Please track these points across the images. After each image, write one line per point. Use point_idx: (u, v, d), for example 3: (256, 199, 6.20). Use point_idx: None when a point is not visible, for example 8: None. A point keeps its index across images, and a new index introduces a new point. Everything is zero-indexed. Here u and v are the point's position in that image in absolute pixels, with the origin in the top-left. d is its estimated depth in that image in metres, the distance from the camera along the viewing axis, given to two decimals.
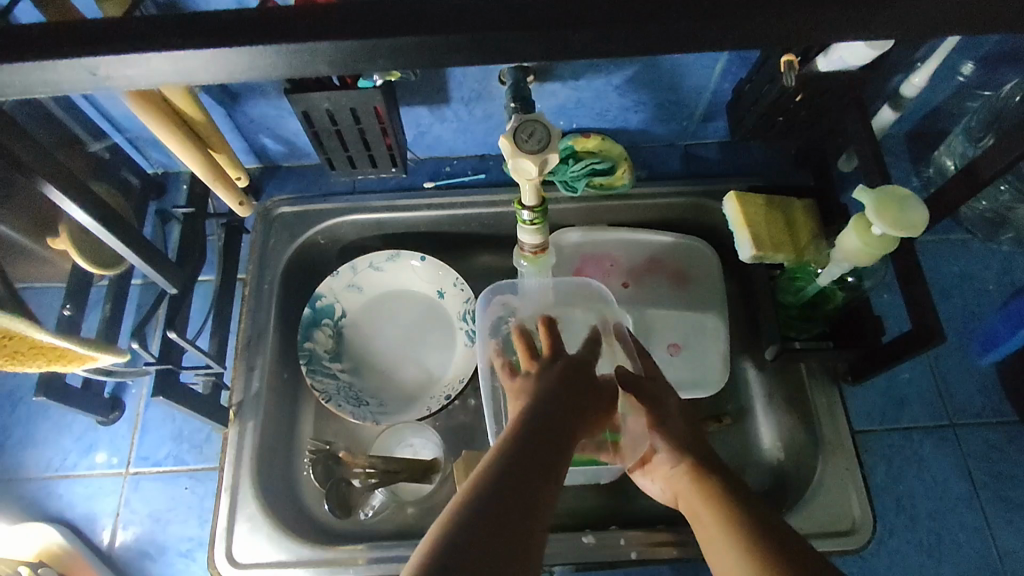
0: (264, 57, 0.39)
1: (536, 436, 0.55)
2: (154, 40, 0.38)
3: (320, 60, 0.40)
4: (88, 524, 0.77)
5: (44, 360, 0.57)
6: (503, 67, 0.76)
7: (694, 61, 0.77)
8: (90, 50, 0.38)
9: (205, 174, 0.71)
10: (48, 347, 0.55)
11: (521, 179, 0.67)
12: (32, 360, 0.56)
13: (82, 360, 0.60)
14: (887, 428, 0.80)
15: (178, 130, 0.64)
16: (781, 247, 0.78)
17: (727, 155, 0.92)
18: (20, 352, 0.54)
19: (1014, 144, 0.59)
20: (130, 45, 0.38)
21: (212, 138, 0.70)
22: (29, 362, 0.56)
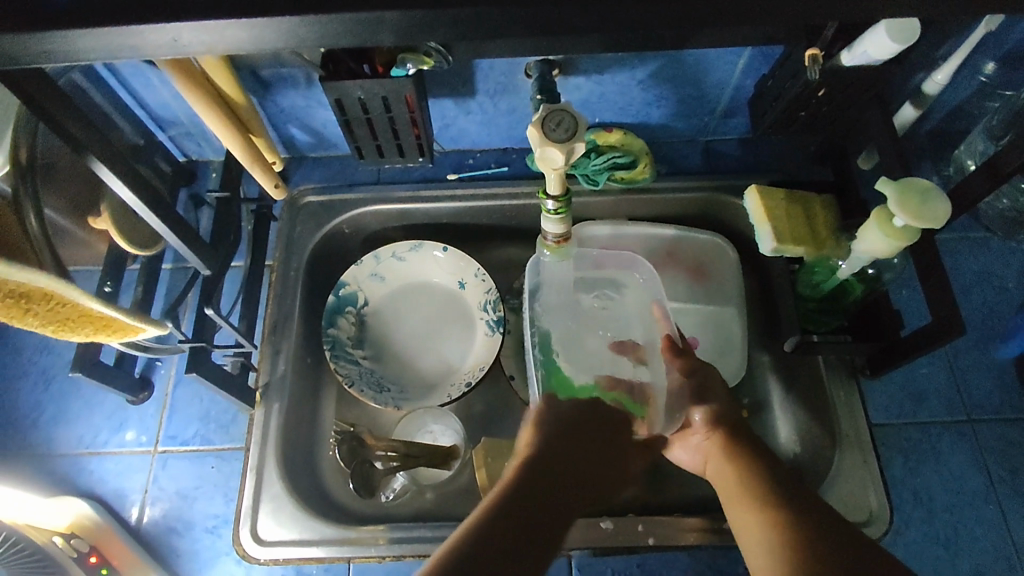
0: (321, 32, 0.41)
1: (539, 487, 0.56)
2: None
3: (385, 31, 0.45)
4: (117, 499, 0.79)
5: (91, 328, 0.59)
6: (529, 61, 0.78)
7: (717, 57, 0.78)
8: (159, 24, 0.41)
9: (243, 157, 0.73)
10: (96, 316, 0.58)
11: (548, 169, 0.68)
12: (81, 327, 0.59)
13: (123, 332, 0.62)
14: (904, 423, 0.80)
15: (222, 114, 0.66)
16: (802, 241, 0.79)
17: (746, 152, 0.93)
18: (70, 319, 0.57)
19: None
20: None
21: (251, 121, 0.72)
22: (78, 328, 0.59)
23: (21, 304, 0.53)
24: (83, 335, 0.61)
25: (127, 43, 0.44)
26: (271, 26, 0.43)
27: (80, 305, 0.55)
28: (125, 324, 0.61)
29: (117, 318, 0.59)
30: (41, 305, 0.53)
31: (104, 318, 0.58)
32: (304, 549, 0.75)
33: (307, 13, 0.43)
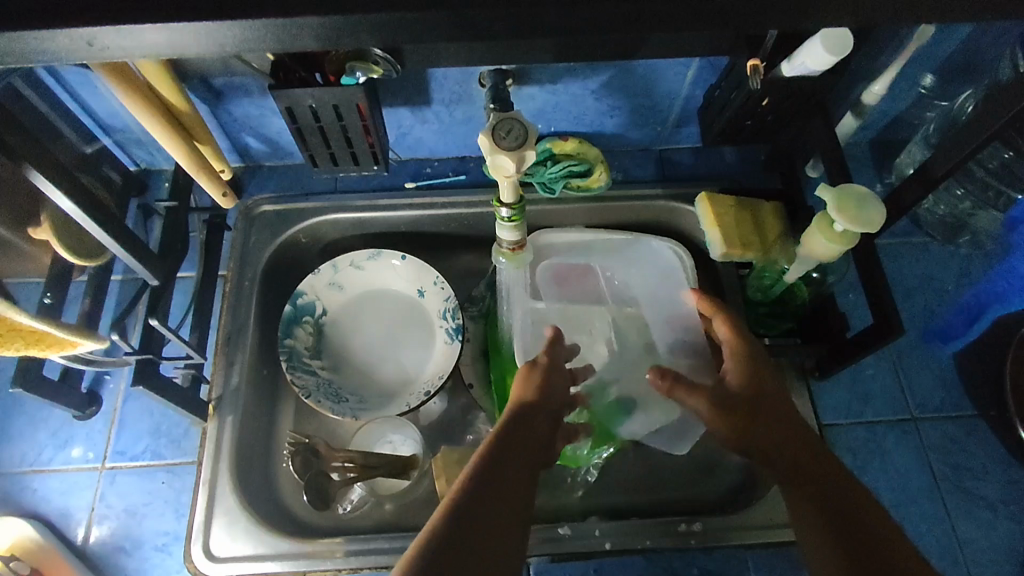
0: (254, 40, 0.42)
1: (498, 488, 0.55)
2: None
3: (306, 34, 0.45)
4: (62, 519, 0.76)
5: (21, 343, 0.57)
6: (482, 70, 0.79)
7: (667, 67, 0.80)
8: None
9: (188, 164, 0.72)
10: (27, 330, 0.56)
11: (500, 177, 0.69)
12: (12, 342, 0.56)
13: (60, 345, 0.61)
14: (852, 422, 0.82)
15: (162, 119, 0.65)
16: (750, 247, 0.82)
17: (699, 160, 0.96)
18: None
19: (961, 147, 0.63)
20: None
21: (196, 128, 0.71)
22: (8, 344, 0.57)
23: None
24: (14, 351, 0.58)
25: (53, 43, 0.44)
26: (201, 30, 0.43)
27: (8, 317, 0.53)
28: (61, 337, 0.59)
29: (49, 331, 0.58)
30: None
31: (37, 331, 0.57)
32: (257, 565, 0.73)
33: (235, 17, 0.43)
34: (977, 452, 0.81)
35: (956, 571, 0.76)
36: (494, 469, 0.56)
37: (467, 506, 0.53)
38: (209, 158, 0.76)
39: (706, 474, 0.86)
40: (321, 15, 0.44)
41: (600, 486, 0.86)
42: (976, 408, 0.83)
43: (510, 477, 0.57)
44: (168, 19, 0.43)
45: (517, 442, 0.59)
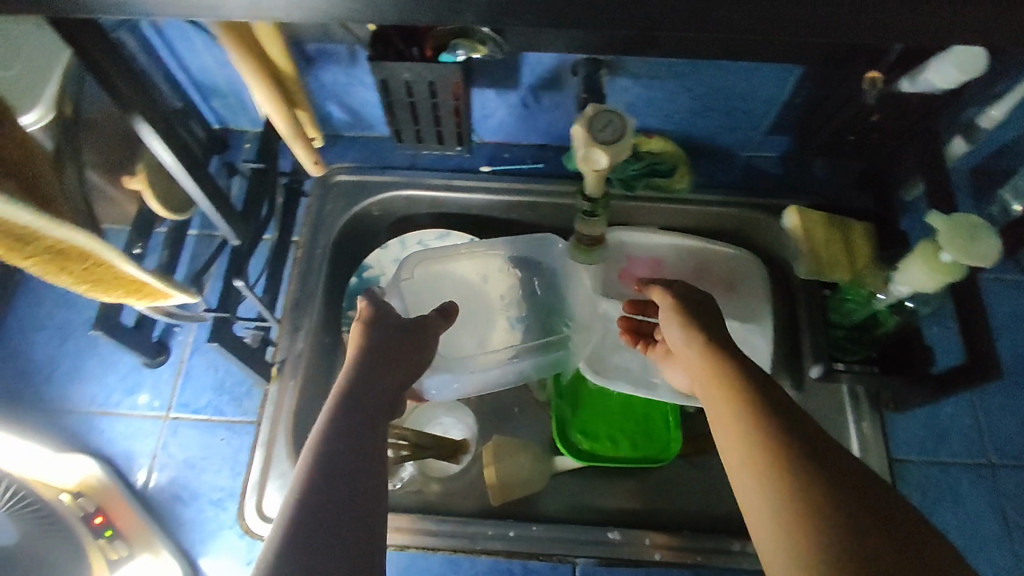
0: None
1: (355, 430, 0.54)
2: None
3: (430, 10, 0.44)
4: (125, 462, 0.78)
5: (119, 291, 0.55)
6: (577, 58, 0.77)
7: (768, 71, 0.77)
8: None
9: (286, 131, 0.72)
10: (130, 279, 0.54)
11: (587, 169, 0.67)
12: (114, 290, 0.55)
13: (158, 296, 0.59)
14: (925, 460, 0.79)
15: (272, 84, 0.65)
16: (837, 267, 0.79)
17: (785, 171, 0.92)
18: (103, 281, 0.53)
19: None
20: None
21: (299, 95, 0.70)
22: (109, 291, 0.55)
23: (58, 263, 0.49)
24: (114, 298, 0.57)
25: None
26: None
27: (114, 266, 0.51)
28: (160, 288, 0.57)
29: (150, 282, 0.56)
30: (78, 264, 0.49)
31: (138, 281, 0.55)
32: None
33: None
34: None
35: None
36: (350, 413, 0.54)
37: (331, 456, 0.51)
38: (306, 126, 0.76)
39: None
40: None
41: (646, 491, 0.86)
42: None
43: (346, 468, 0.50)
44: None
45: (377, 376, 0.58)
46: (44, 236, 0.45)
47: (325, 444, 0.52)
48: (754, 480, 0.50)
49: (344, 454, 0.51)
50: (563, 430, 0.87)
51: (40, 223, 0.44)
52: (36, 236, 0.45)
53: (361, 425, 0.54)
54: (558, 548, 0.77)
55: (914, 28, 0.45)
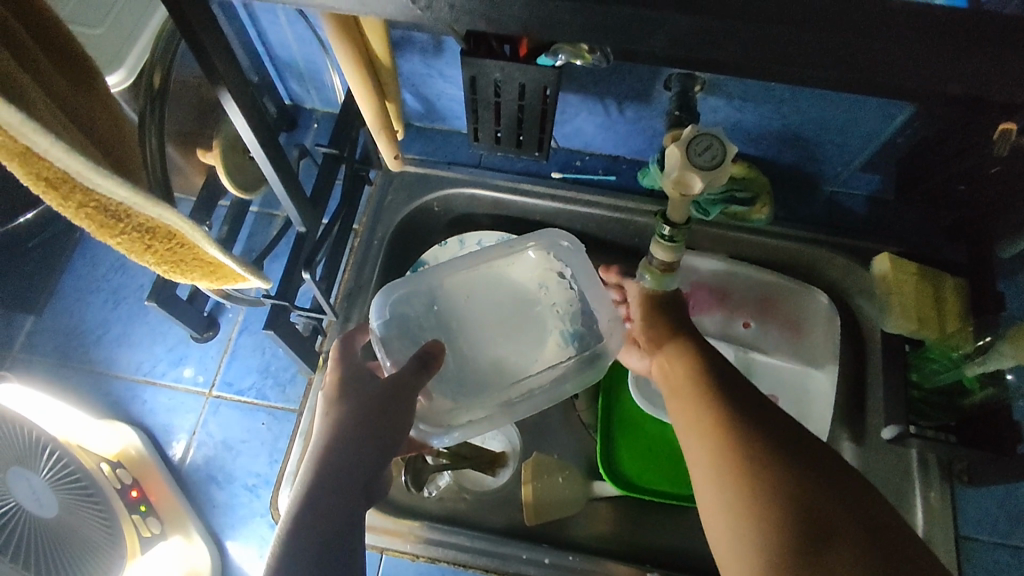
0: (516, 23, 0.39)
1: (331, 486, 0.52)
2: None
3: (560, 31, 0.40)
4: (164, 435, 0.77)
5: (198, 272, 0.51)
6: (672, 72, 0.72)
7: (878, 108, 0.72)
8: None
9: (373, 122, 0.69)
10: (209, 261, 0.51)
11: (674, 192, 0.63)
12: (190, 271, 0.51)
13: (230, 279, 0.55)
14: (995, 541, 0.74)
15: (366, 74, 0.62)
16: (925, 324, 0.76)
17: (872, 211, 0.87)
18: (184, 262, 0.49)
19: None
20: None
21: (389, 87, 0.67)
22: (187, 272, 0.51)
23: (142, 242, 0.44)
24: (185, 279, 0.53)
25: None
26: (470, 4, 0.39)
27: (199, 248, 0.48)
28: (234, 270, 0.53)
29: (228, 265, 0.52)
30: (164, 244, 0.45)
31: (216, 263, 0.51)
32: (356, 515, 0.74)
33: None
34: None
35: None
36: (326, 470, 0.52)
37: (307, 516, 0.50)
38: (392, 119, 0.74)
39: None
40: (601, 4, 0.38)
41: (690, 532, 0.82)
42: None
43: (323, 535, 0.50)
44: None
45: (361, 425, 0.55)
46: (136, 213, 0.41)
47: (308, 497, 0.51)
48: (724, 498, 0.50)
49: (321, 515, 0.50)
50: (608, 459, 0.83)
51: (135, 201, 0.40)
52: (129, 212, 0.41)
53: (337, 483, 0.52)
54: None
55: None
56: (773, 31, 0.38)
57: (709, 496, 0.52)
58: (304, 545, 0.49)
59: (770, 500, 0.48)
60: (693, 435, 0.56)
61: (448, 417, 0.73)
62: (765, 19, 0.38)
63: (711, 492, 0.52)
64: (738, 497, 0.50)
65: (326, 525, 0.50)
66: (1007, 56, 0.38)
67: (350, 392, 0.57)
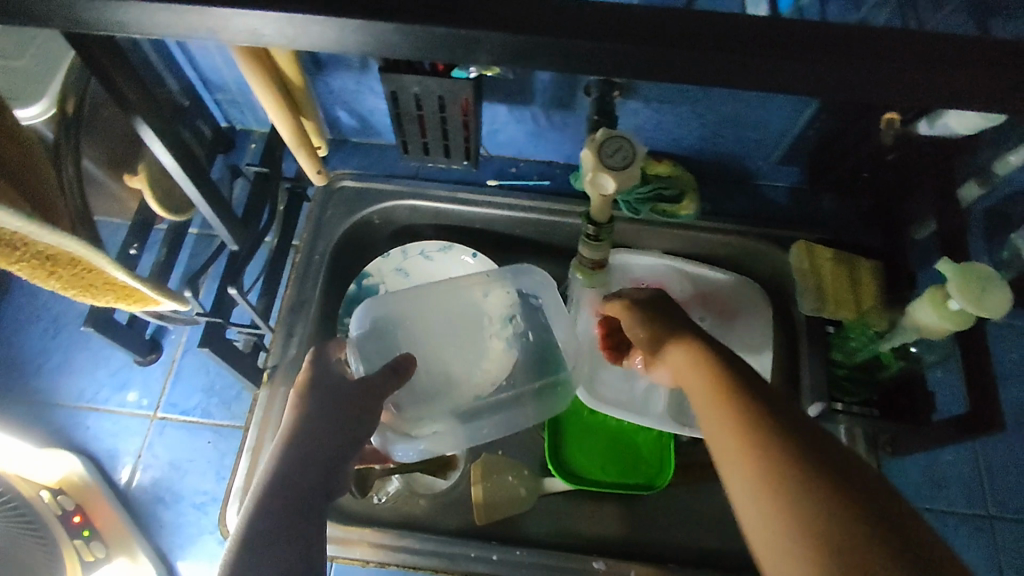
0: (391, 36, 0.41)
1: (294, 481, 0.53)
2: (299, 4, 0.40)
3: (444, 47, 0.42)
4: (109, 460, 0.77)
5: (109, 294, 0.54)
6: (590, 79, 0.75)
7: (785, 104, 0.76)
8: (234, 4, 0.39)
9: (292, 139, 0.72)
10: (120, 285, 0.53)
11: (594, 193, 0.66)
12: (102, 295, 0.53)
13: (144, 301, 0.57)
14: (921, 507, 0.78)
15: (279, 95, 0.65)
16: (842, 306, 0.78)
17: (794, 201, 0.91)
18: (93, 286, 0.51)
19: None
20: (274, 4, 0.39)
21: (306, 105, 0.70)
22: (98, 296, 0.54)
23: (44, 267, 0.47)
24: (101, 302, 0.55)
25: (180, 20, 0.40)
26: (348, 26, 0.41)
27: (105, 272, 0.50)
28: (148, 295, 0.56)
29: (140, 288, 0.54)
30: (67, 269, 0.48)
31: (128, 287, 0.53)
32: None
33: (387, 18, 0.40)
34: None
35: None
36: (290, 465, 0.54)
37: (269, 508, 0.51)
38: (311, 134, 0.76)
39: None
40: (478, 26, 0.40)
41: (635, 521, 0.84)
42: None
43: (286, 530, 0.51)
44: (312, 12, 0.40)
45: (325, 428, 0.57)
46: (33, 241, 0.43)
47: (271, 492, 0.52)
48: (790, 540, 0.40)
49: (285, 508, 0.52)
50: (556, 456, 0.86)
51: (28, 229, 0.42)
52: (26, 241, 0.43)
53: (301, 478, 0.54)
54: None
55: (964, 99, 0.42)
56: (643, 46, 0.41)
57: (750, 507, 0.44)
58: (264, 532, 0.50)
59: (806, 502, 0.41)
60: (726, 449, 0.47)
61: (413, 426, 0.74)
62: (635, 34, 0.41)
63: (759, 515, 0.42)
64: (774, 503, 0.42)
65: (290, 520, 0.51)
66: (856, 58, 0.41)
67: (317, 392, 0.59)
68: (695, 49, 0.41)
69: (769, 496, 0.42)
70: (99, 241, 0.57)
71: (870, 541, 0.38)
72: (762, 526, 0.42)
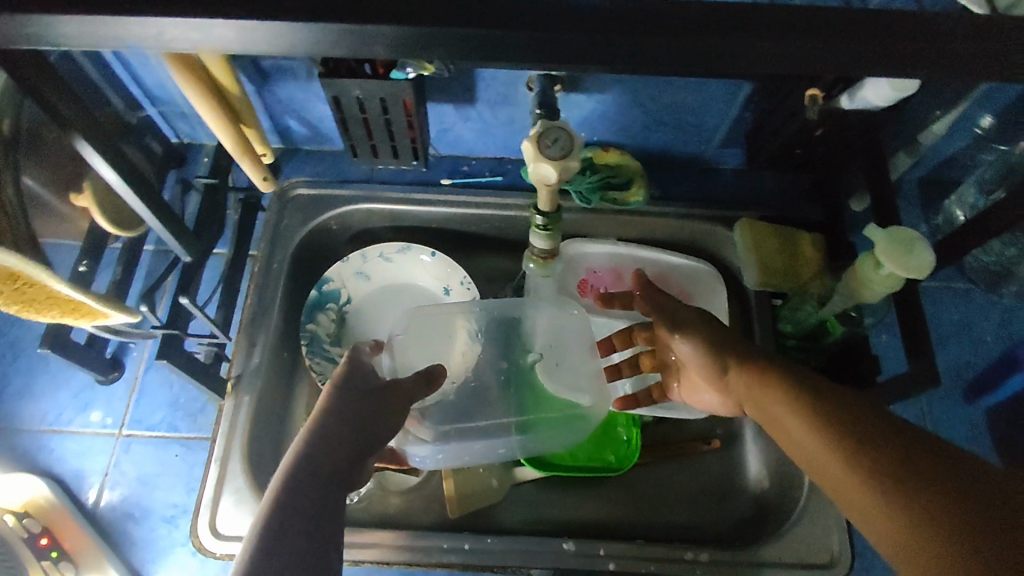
0: (311, 35, 0.43)
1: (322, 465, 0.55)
2: (220, 10, 0.42)
3: (359, 41, 0.43)
4: (76, 481, 0.77)
5: (57, 310, 0.59)
6: (531, 74, 0.77)
7: (720, 87, 0.78)
8: (157, 13, 0.41)
9: (234, 147, 0.73)
10: (64, 299, 0.58)
11: (538, 184, 0.68)
12: (48, 310, 0.58)
13: (93, 315, 0.63)
14: None
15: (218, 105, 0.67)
16: (784, 278, 0.84)
17: (740, 182, 0.94)
18: (35, 302, 0.56)
19: None
20: (199, 12, 0.42)
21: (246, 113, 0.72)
22: (43, 311, 0.59)
23: None
24: (49, 318, 0.61)
25: (116, 28, 0.42)
26: (269, 28, 0.42)
27: (47, 287, 0.54)
28: (95, 307, 0.61)
29: (85, 301, 0.59)
30: (7, 285, 0.52)
31: (73, 301, 0.59)
32: None
33: (313, 18, 0.42)
34: None
35: None
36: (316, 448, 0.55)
37: (296, 486, 0.53)
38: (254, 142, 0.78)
39: (718, 502, 0.86)
40: (401, 23, 0.42)
41: (602, 501, 0.86)
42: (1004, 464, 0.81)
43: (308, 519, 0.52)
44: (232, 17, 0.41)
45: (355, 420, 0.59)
46: None
47: (297, 471, 0.54)
48: (871, 498, 0.42)
49: (309, 491, 0.53)
50: None
51: None
52: None
53: (327, 461, 0.55)
54: (513, 560, 0.78)
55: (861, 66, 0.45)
56: (559, 35, 0.43)
57: (836, 480, 0.46)
58: (292, 512, 0.51)
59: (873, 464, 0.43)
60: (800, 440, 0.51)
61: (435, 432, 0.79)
62: (550, 24, 0.43)
63: (845, 481, 0.45)
64: (850, 469, 0.44)
65: (311, 510, 0.53)
66: (759, 36, 0.44)
67: (347, 382, 0.61)
68: (609, 35, 0.44)
69: (852, 467, 0.44)
70: (42, 259, 0.57)
71: (930, 484, 0.40)
72: (853, 500, 0.44)
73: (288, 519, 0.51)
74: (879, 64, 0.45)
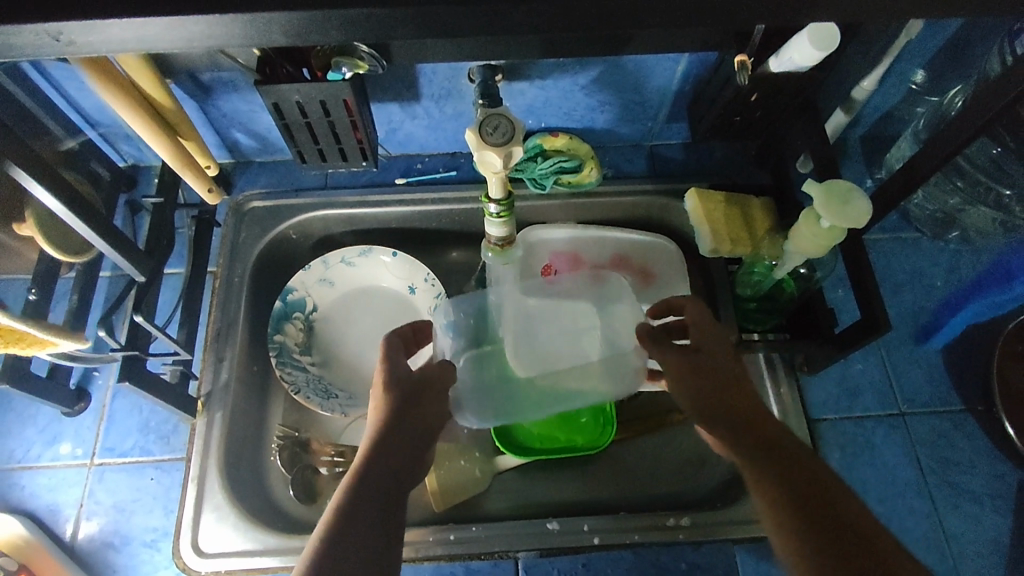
0: (223, 26, 0.43)
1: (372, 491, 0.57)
2: (127, 7, 0.42)
3: (274, 29, 0.44)
4: (50, 516, 0.76)
5: (2, 342, 0.61)
6: (472, 66, 0.78)
7: (658, 62, 0.80)
8: (63, 17, 0.41)
9: (174, 158, 0.74)
10: (6, 329, 0.60)
11: (485, 172, 0.69)
12: None
13: (41, 344, 0.65)
14: (842, 416, 0.83)
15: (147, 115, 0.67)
16: (738, 244, 0.85)
17: (690, 155, 0.96)
18: None
19: (962, 128, 0.63)
20: (109, 14, 0.42)
21: (181, 123, 0.73)
22: None
23: None
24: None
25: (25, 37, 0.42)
26: (183, 25, 0.42)
27: None
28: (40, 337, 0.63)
29: (28, 331, 0.62)
30: None
31: (16, 331, 0.61)
32: (249, 560, 0.73)
33: (224, 11, 0.42)
34: (964, 447, 0.82)
35: (945, 567, 0.76)
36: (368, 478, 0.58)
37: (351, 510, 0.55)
38: (195, 153, 0.78)
39: (696, 469, 0.88)
40: (316, 10, 0.43)
41: (585, 481, 0.87)
42: (963, 402, 0.83)
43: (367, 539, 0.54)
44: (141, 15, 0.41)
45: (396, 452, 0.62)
46: None
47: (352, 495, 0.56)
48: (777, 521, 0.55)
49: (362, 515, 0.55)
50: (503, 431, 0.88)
51: None
52: None
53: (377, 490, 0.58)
54: (498, 545, 0.79)
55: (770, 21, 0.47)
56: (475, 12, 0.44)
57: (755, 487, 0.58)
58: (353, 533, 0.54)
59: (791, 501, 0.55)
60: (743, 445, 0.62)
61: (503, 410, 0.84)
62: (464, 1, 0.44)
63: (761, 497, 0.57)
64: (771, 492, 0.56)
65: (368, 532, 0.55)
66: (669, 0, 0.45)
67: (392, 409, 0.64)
68: (524, 9, 0.44)
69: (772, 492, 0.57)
70: None
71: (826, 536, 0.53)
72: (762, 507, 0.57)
73: (343, 540, 0.53)
74: (789, 19, 0.47)
